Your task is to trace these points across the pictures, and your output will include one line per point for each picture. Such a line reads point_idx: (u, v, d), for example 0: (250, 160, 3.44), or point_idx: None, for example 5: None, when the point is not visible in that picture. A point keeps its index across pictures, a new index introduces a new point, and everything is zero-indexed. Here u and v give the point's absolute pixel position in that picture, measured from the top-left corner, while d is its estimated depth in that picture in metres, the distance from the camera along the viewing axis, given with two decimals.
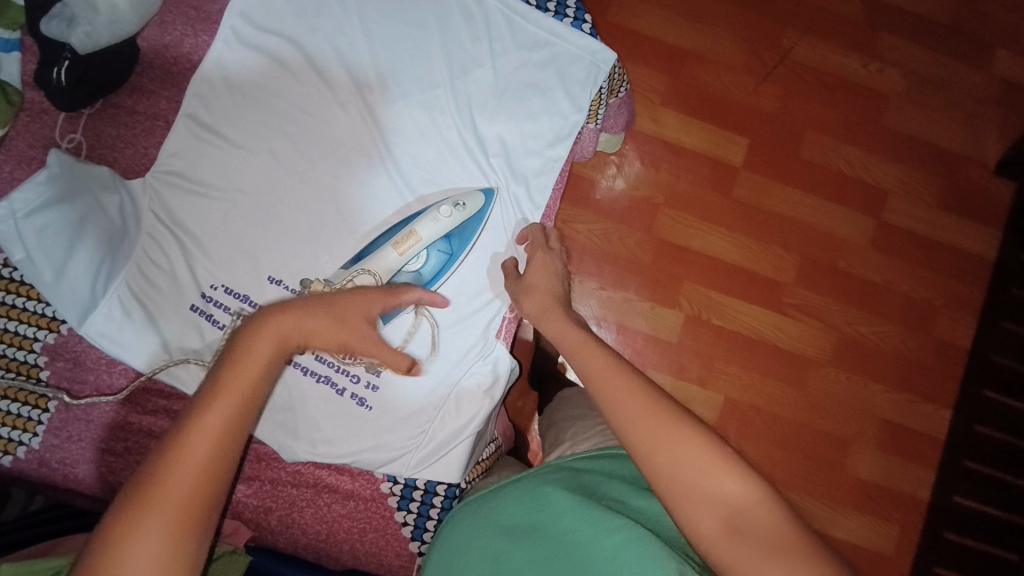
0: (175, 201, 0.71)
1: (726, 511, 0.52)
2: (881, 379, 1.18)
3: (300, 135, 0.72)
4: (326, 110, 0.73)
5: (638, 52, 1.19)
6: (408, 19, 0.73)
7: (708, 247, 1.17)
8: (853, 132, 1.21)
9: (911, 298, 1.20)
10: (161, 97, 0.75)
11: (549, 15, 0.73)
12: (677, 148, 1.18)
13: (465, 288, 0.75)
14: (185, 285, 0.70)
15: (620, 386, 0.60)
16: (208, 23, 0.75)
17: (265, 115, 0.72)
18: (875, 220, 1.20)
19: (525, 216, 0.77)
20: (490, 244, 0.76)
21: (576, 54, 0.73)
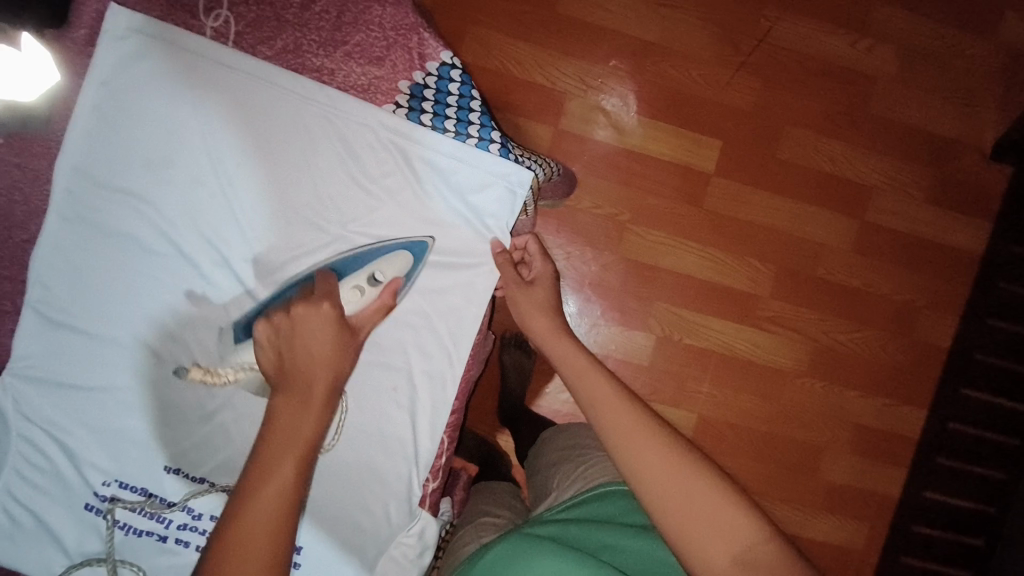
0: (43, 398, 0.62)
1: (738, 547, 0.55)
2: (857, 385, 1.16)
3: (167, 314, 0.64)
4: (193, 280, 0.65)
5: (596, 48, 1.05)
6: (284, 159, 0.65)
7: (678, 263, 1.10)
8: (838, 125, 1.10)
9: (893, 301, 1.15)
10: (3, 279, 0.63)
11: (449, 137, 0.68)
12: (642, 157, 1.08)
13: (385, 456, 0.67)
14: (72, 484, 0.63)
15: (634, 427, 0.63)
16: (40, 184, 0.62)
17: (122, 294, 0.63)
18: (857, 220, 1.12)
19: (440, 373, 0.69)
20: (404, 411, 0.68)
21: (487, 179, 0.69)
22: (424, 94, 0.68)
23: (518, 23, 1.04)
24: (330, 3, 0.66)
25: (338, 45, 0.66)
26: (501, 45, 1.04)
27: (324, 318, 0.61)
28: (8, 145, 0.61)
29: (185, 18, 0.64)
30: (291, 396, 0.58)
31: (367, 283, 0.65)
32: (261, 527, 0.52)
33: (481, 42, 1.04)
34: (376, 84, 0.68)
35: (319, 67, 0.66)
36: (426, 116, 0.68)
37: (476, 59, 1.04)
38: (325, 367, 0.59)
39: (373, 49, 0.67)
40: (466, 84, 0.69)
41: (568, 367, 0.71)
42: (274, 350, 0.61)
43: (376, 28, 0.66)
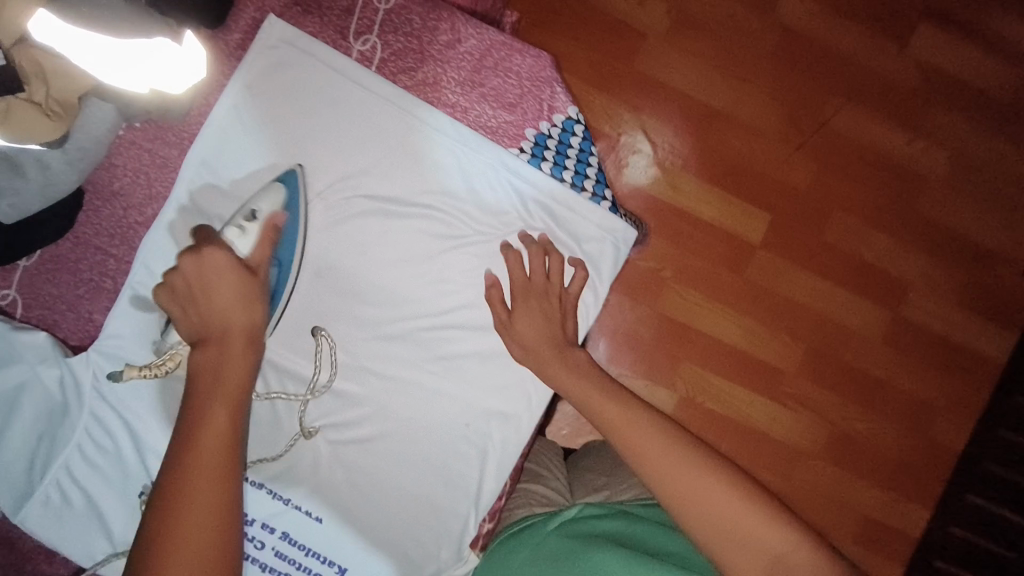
0: (114, 380, 0.74)
1: (760, 551, 0.58)
2: (867, 475, 1.16)
3: None
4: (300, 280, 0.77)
5: (663, 107, 1.08)
6: (394, 199, 0.79)
7: (713, 328, 1.11)
8: (884, 218, 1.12)
9: (913, 397, 1.16)
10: (110, 256, 0.75)
11: (566, 186, 0.83)
12: (692, 218, 1.10)
13: (445, 481, 0.79)
14: (125, 459, 0.74)
15: (648, 437, 0.66)
16: (166, 171, 0.76)
17: None
18: (890, 312, 1.14)
19: (502, 410, 0.80)
20: (475, 449, 0.79)
21: (592, 232, 0.83)
22: (546, 144, 0.84)
23: (594, 71, 1.07)
24: (474, 49, 0.82)
25: (475, 87, 0.82)
26: (575, 89, 1.07)
27: (205, 260, 0.64)
28: (144, 130, 0.75)
29: (336, 36, 0.80)
30: (216, 342, 0.62)
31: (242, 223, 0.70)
32: (200, 493, 0.54)
33: None
34: (502, 127, 0.83)
35: (455, 102, 0.82)
36: (545, 163, 0.84)
37: None
38: (223, 313, 0.63)
39: (506, 95, 0.83)
40: (585, 142, 0.85)
41: (579, 389, 0.73)
42: (184, 305, 0.65)
43: (512, 77, 0.83)
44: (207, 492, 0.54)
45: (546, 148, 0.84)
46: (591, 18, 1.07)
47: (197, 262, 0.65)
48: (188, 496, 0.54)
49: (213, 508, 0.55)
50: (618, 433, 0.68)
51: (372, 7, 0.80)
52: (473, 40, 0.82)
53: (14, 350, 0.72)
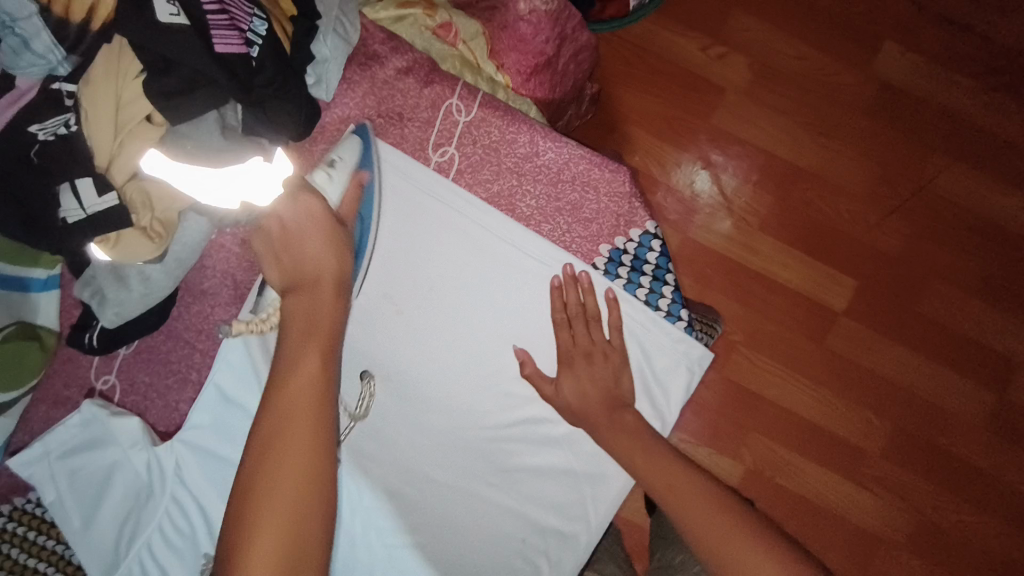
0: (194, 470, 0.72)
1: None
2: (961, 573, 1.04)
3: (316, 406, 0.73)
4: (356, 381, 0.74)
5: (742, 165, 1.03)
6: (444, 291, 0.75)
7: (786, 398, 1.04)
8: (992, 290, 1.02)
9: (1019, 490, 1.03)
10: (195, 349, 0.74)
11: (641, 303, 0.74)
12: (769, 281, 1.04)
13: None
14: (206, 547, 0.71)
15: (692, 502, 0.60)
16: (250, 273, 0.74)
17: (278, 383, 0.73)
18: (995, 394, 1.03)
19: (551, 522, 0.73)
20: (529, 565, 0.72)
21: (668, 346, 0.74)
22: (621, 259, 0.75)
23: (669, 126, 1.04)
24: (552, 162, 0.74)
25: (551, 200, 0.75)
26: (646, 144, 1.04)
27: (307, 208, 0.61)
28: (235, 234, 0.73)
29: (416, 149, 0.75)
30: (307, 289, 0.59)
31: (331, 166, 0.68)
32: (288, 477, 0.49)
33: (629, 140, 1.04)
34: (575, 244, 0.75)
35: (529, 214, 0.75)
36: (619, 280, 0.75)
37: (618, 152, 1.04)
38: (327, 247, 0.61)
39: (582, 209, 0.74)
40: (664, 258, 0.74)
41: (632, 454, 0.66)
42: (275, 248, 0.62)
43: (592, 190, 0.74)
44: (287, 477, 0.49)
45: (622, 263, 0.75)
46: (667, 73, 1.04)
47: (289, 203, 0.62)
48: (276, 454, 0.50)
49: (302, 482, 0.50)
50: (663, 493, 0.62)
51: (452, 116, 0.74)
52: (552, 148, 0.74)
53: (111, 435, 0.71)
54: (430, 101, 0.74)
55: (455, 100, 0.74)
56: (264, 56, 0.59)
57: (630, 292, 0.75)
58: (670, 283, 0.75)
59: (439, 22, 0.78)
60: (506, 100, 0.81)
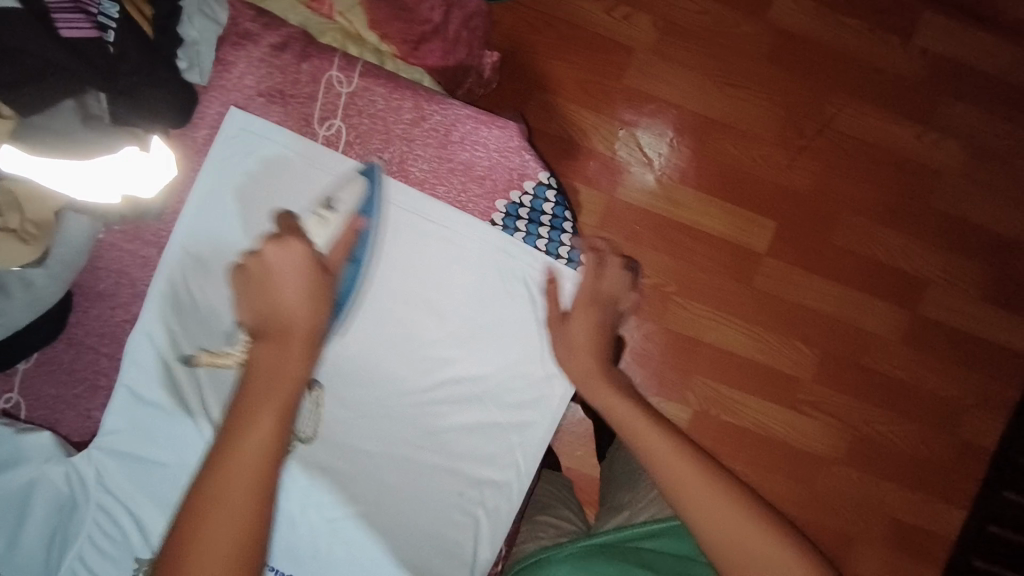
0: (120, 475, 0.69)
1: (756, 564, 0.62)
2: (894, 478, 1.13)
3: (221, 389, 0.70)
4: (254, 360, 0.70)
5: (656, 121, 1.06)
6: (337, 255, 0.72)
7: (720, 339, 1.09)
8: (896, 215, 1.09)
9: (939, 397, 1.12)
10: (100, 354, 0.71)
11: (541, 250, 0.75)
12: (694, 230, 1.08)
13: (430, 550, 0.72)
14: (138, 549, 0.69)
15: (662, 449, 0.67)
16: (148, 270, 0.71)
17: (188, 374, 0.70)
18: (908, 311, 1.10)
19: (484, 473, 0.73)
20: (468, 517, 0.73)
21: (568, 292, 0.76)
22: (519, 213, 0.75)
23: (583, 90, 1.05)
24: (439, 124, 0.74)
25: (443, 162, 0.75)
26: (564, 110, 1.05)
27: (296, 256, 0.60)
28: (123, 231, 0.70)
29: (304, 126, 0.73)
30: (274, 341, 0.59)
31: (330, 210, 0.68)
32: (239, 480, 0.54)
33: (546, 108, 1.05)
34: (471, 201, 0.75)
35: (423, 179, 0.74)
36: (519, 233, 0.75)
37: (536, 121, 1.05)
38: (302, 299, 0.60)
39: (474, 167, 0.75)
40: (560, 206, 0.76)
41: (604, 397, 0.72)
42: (245, 292, 0.61)
43: (481, 148, 0.75)
44: (230, 485, 0.53)
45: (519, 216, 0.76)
46: (577, 38, 1.05)
47: (277, 250, 0.60)
48: (232, 462, 0.54)
49: (252, 488, 0.54)
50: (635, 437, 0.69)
51: (336, 90, 0.73)
52: (438, 112, 0.74)
53: (20, 452, 0.66)
54: (312, 76, 0.72)
55: (337, 74, 0.73)
56: (122, 42, 0.55)
57: (530, 242, 0.75)
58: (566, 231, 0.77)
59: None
60: (396, 70, 0.81)
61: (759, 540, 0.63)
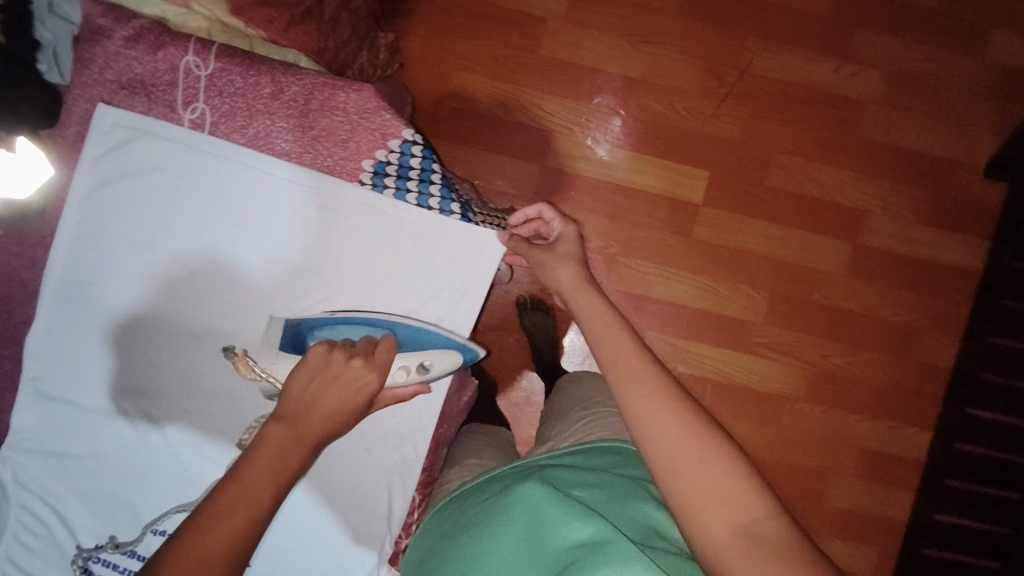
0: (41, 472, 0.62)
1: (712, 492, 0.50)
2: (859, 409, 1.14)
3: (83, 377, 0.63)
4: (122, 340, 0.64)
5: (579, 86, 1.07)
6: (200, 213, 0.65)
7: (670, 294, 1.10)
8: (825, 149, 1.10)
9: (892, 322, 1.13)
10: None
11: (412, 201, 0.69)
12: (631, 190, 1.09)
13: (342, 507, 0.67)
14: (67, 548, 0.62)
15: (617, 351, 0.60)
16: (38, 271, 0.64)
17: (51, 363, 0.63)
18: (850, 243, 1.12)
19: (387, 425, 0.69)
20: (379, 472, 0.69)
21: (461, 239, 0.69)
22: (386, 170, 0.69)
23: (500, 65, 1.07)
24: (297, 95, 0.66)
25: (305, 129, 0.67)
26: (484, 88, 1.06)
27: (363, 386, 0.58)
28: (6, 235, 0.62)
29: (165, 112, 0.65)
30: (291, 429, 0.56)
31: (418, 367, 0.63)
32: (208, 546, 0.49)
33: (466, 88, 1.06)
34: (339, 166, 0.68)
35: (286, 151, 0.67)
36: (388, 192, 0.69)
37: (461, 101, 1.06)
38: (331, 422, 0.57)
39: (337, 133, 0.67)
40: (428, 159, 0.69)
41: (586, 305, 0.65)
42: (308, 378, 0.57)
43: (340, 112, 0.67)
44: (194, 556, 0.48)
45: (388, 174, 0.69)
46: (487, 15, 1.06)
47: (360, 366, 0.58)
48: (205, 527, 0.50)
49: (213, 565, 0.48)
50: (599, 342, 0.61)
51: (187, 71, 0.64)
52: (293, 79, 0.66)
53: None
54: (168, 63, 0.64)
55: (189, 57, 0.64)
56: None
57: (401, 196, 0.69)
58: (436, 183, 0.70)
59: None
60: (266, 55, 0.68)
61: (713, 466, 0.51)
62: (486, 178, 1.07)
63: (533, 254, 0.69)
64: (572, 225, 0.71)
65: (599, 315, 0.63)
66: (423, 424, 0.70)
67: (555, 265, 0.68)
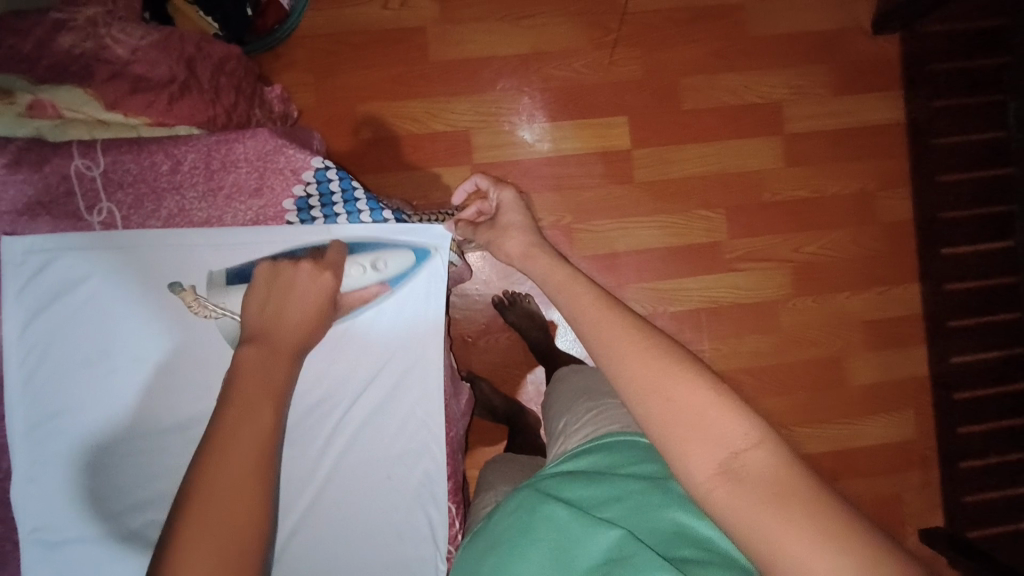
0: None
1: (697, 430, 0.46)
2: (846, 286, 1.17)
3: (86, 503, 0.65)
4: (110, 454, 0.65)
5: (480, 79, 1.08)
6: (142, 313, 0.66)
7: (634, 243, 1.11)
8: (725, 59, 1.14)
9: (845, 195, 1.16)
10: None
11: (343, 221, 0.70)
12: (565, 158, 1.10)
13: (384, 536, 0.71)
14: None
15: (580, 300, 0.57)
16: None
17: (48, 504, 0.64)
18: (780, 136, 1.15)
19: (396, 446, 0.72)
20: (404, 492, 0.72)
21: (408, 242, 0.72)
22: (309, 203, 0.69)
23: (399, 84, 1.07)
24: (196, 160, 0.66)
25: (216, 191, 0.67)
26: (393, 110, 1.07)
27: (321, 285, 0.64)
28: None
29: (72, 223, 0.64)
30: (262, 346, 0.57)
31: (371, 265, 0.70)
32: None
33: (375, 116, 1.07)
34: (263, 214, 0.69)
35: (205, 219, 0.67)
36: (318, 221, 0.70)
37: (374, 132, 1.07)
38: (300, 327, 0.61)
39: (248, 185, 0.68)
40: (345, 178, 0.70)
41: (544, 267, 0.62)
42: (264, 295, 0.63)
43: (243, 163, 0.67)
44: None
45: (313, 206, 0.70)
46: (369, 42, 1.07)
47: (313, 271, 0.65)
48: None
49: None
50: (563, 294, 0.58)
51: (80, 176, 0.63)
52: (187, 147, 0.65)
53: None
54: (59, 173, 0.62)
55: (77, 160, 0.63)
56: None
57: (332, 222, 0.70)
58: (361, 198, 0.71)
59: (28, 103, 0.62)
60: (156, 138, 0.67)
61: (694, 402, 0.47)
62: (424, 195, 1.07)
63: (481, 234, 0.69)
64: (508, 188, 0.70)
65: (558, 271, 0.61)
66: (431, 430, 0.72)
67: (502, 238, 0.67)
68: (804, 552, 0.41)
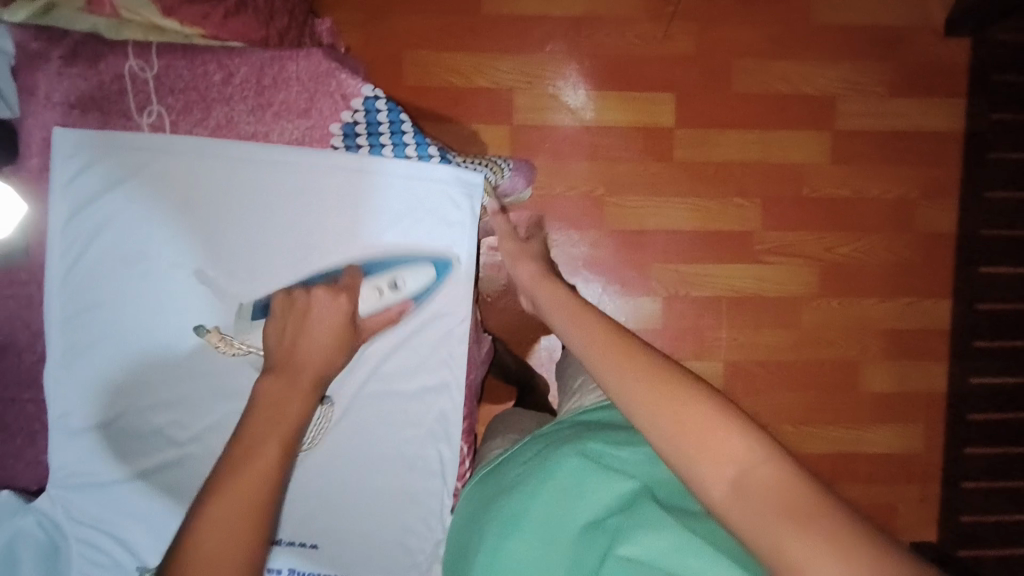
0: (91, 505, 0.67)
1: (699, 447, 0.48)
2: (873, 292, 1.14)
3: (110, 395, 0.68)
4: (137, 353, 0.68)
5: (530, 38, 1.06)
6: (178, 220, 0.68)
7: (665, 222, 1.10)
8: (783, 45, 1.10)
9: (886, 200, 1.13)
10: (25, 403, 0.68)
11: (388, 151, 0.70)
12: (605, 128, 1.08)
13: (396, 464, 0.73)
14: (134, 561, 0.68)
15: (577, 316, 0.61)
16: (35, 308, 0.67)
17: (75, 392, 0.67)
18: (828, 131, 1.11)
19: (411, 382, 0.73)
20: (418, 425, 0.73)
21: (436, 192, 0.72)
22: (356, 131, 0.70)
23: (448, 34, 1.06)
24: (248, 75, 0.67)
25: (265, 108, 0.68)
26: (438, 59, 1.06)
27: (337, 311, 0.65)
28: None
29: (122, 122, 0.66)
30: (281, 375, 0.60)
31: (390, 286, 0.69)
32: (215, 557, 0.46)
33: (421, 64, 1.05)
34: (308, 135, 0.69)
35: (253, 133, 0.68)
36: (364, 151, 0.70)
37: (416, 80, 1.06)
38: (321, 356, 0.62)
39: (297, 104, 0.69)
40: (394, 110, 0.70)
41: (549, 293, 0.66)
42: (281, 323, 0.65)
43: (294, 83, 0.68)
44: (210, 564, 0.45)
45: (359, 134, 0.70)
46: None
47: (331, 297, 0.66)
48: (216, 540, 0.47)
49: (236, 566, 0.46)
50: (567, 318, 0.61)
51: (134, 77, 0.65)
52: (240, 60, 0.66)
53: None
54: (112, 73, 0.65)
55: (132, 61, 0.64)
56: None
57: (377, 151, 0.70)
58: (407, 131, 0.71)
59: None
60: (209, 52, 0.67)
61: (694, 419, 0.49)
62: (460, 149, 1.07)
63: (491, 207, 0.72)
64: None
65: (566, 304, 0.63)
66: (445, 371, 0.74)
67: None
68: (806, 552, 0.42)
